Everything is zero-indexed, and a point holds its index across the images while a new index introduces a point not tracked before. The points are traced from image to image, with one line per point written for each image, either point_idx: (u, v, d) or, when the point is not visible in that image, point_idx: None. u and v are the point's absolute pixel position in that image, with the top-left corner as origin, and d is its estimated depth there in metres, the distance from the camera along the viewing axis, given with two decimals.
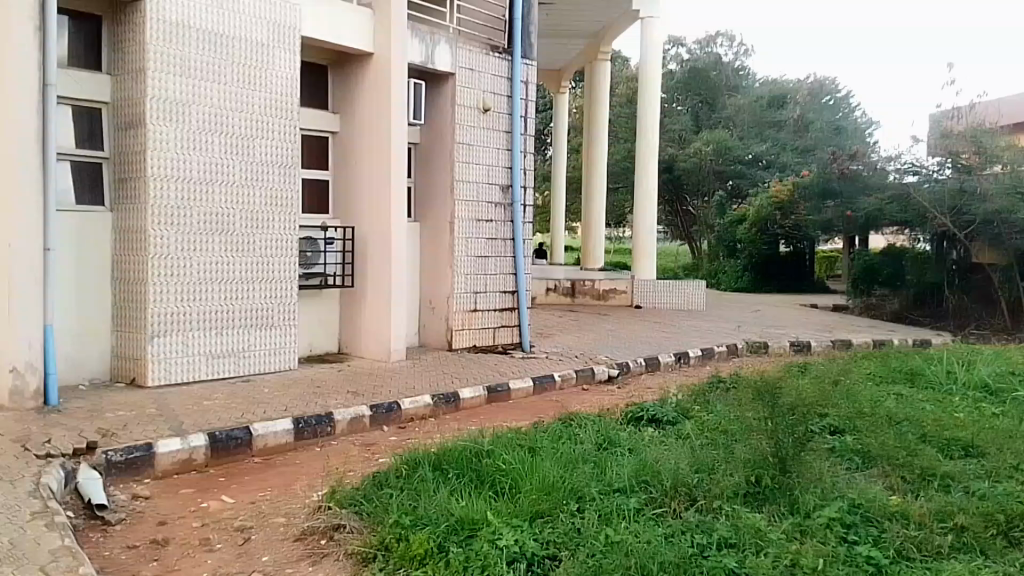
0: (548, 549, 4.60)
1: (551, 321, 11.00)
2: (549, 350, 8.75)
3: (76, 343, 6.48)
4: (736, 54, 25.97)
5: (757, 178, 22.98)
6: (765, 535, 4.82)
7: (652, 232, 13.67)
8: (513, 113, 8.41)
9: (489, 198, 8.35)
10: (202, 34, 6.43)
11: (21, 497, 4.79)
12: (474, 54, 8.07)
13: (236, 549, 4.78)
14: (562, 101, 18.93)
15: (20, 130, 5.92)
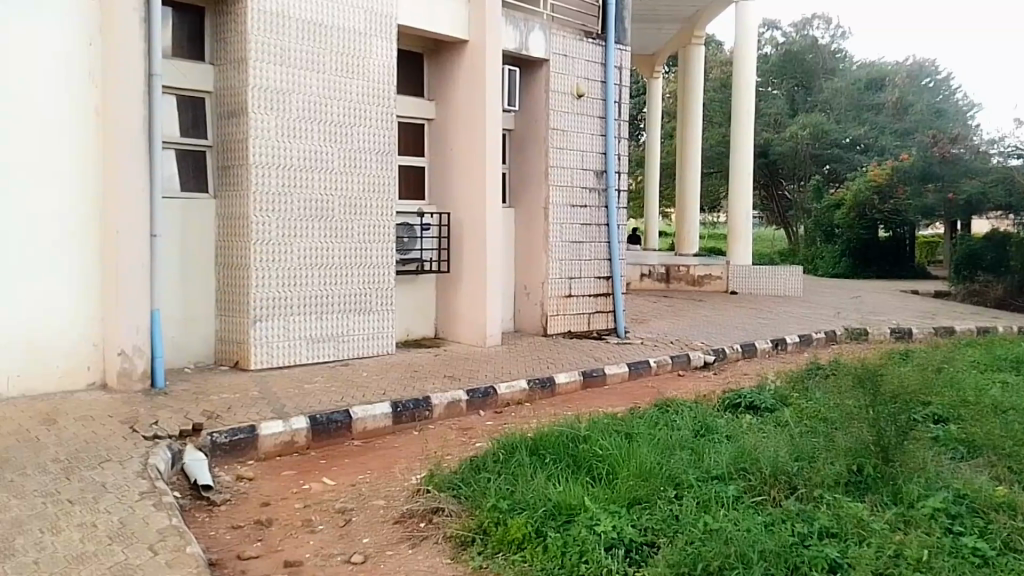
0: (646, 536, 4.49)
1: (647, 307, 10.99)
2: (643, 336, 8.72)
3: (182, 330, 6.52)
4: (833, 37, 26.24)
5: (855, 163, 22.95)
6: (866, 525, 4.57)
7: (748, 212, 13.79)
8: (607, 99, 8.42)
9: (584, 183, 8.34)
10: (301, 24, 6.51)
11: (130, 478, 4.92)
12: (568, 41, 8.10)
13: (338, 531, 4.86)
14: (654, 89, 18.96)
15: (128, 119, 5.98)
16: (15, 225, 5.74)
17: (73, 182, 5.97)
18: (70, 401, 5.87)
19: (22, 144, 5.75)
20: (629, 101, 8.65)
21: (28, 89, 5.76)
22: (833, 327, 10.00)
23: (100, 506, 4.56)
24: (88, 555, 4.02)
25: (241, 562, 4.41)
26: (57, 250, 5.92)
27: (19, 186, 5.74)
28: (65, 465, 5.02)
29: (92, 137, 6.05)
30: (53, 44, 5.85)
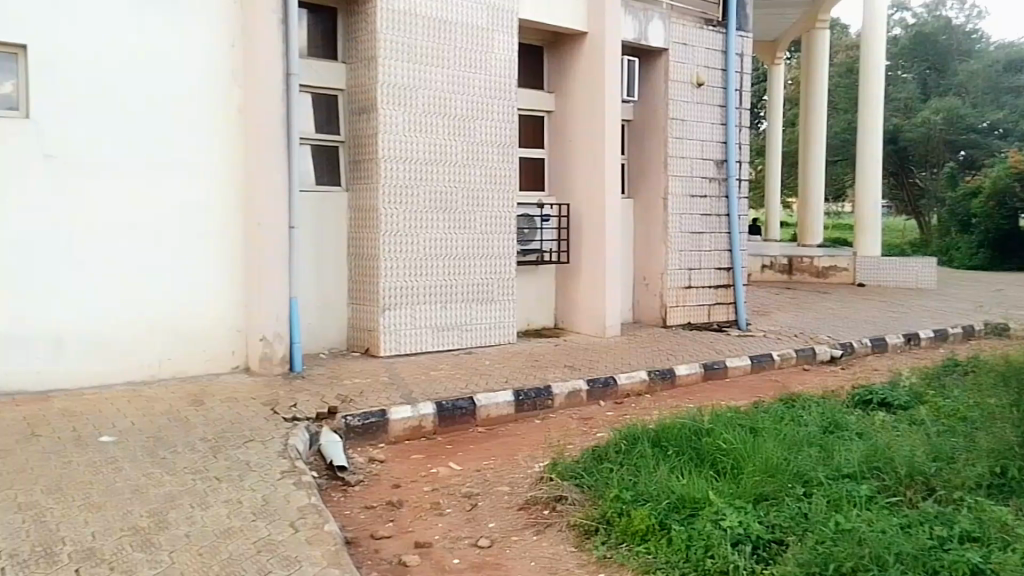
0: (774, 533, 4.26)
1: (769, 299, 10.79)
2: (765, 328, 8.55)
3: (318, 318, 6.78)
4: (968, 18, 25.36)
5: (994, 148, 21.76)
6: (1014, 530, 4.16)
7: (874, 207, 13.12)
8: (727, 87, 8.30)
9: (703, 173, 8.25)
10: (427, 21, 6.68)
11: (272, 458, 5.20)
12: (688, 29, 8.03)
13: (465, 515, 4.97)
14: (778, 74, 18.61)
15: (266, 115, 6.24)
16: (167, 218, 6.10)
17: (217, 177, 6.29)
18: (216, 384, 6.20)
19: (172, 142, 6.10)
20: (750, 88, 8.50)
21: (176, 90, 6.09)
22: (971, 321, 9.62)
23: (244, 484, 4.84)
24: (235, 529, 4.28)
25: (375, 542, 4.58)
26: (204, 240, 6.26)
27: (170, 180, 6.10)
28: (213, 444, 5.34)
29: (234, 133, 6.35)
30: (199, 46, 6.18)
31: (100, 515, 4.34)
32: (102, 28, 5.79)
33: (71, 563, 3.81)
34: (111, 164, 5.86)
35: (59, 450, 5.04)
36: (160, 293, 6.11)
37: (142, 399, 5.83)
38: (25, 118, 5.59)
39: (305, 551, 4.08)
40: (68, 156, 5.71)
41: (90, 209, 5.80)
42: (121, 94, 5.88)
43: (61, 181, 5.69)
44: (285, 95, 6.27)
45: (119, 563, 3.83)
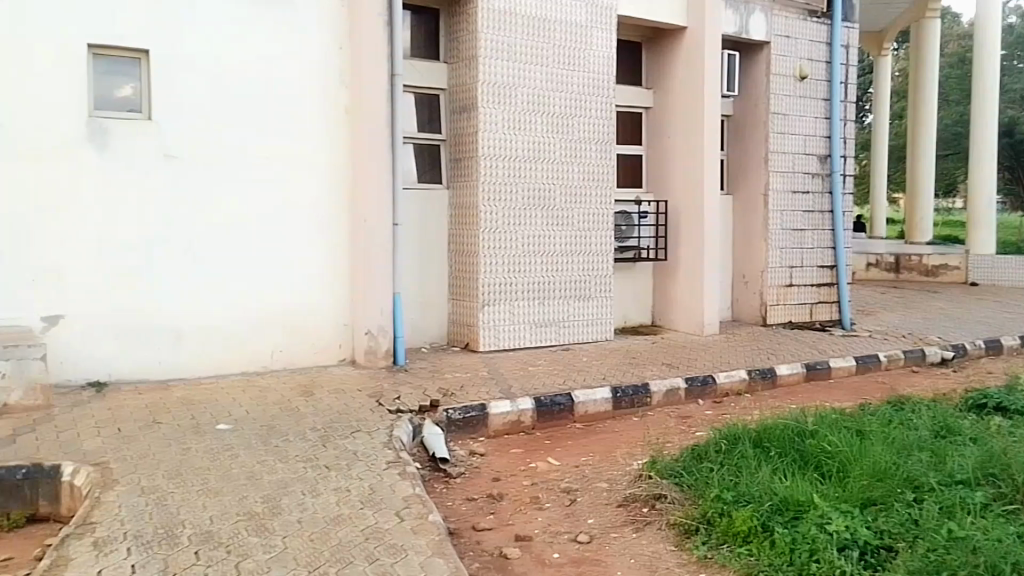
0: (883, 539, 4.11)
1: (879, 299, 10.50)
2: (870, 328, 8.43)
3: (421, 314, 6.94)
4: None
5: None
6: None
7: (989, 202, 12.62)
8: (831, 79, 8.27)
9: (806, 168, 8.25)
10: (528, 20, 6.73)
11: (378, 448, 5.35)
12: (791, 22, 8.05)
13: (564, 510, 5.01)
14: (884, 67, 17.99)
15: (373, 114, 6.38)
16: (279, 215, 6.32)
17: (325, 176, 6.49)
18: (325, 375, 6.42)
19: (284, 142, 6.31)
20: (856, 80, 8.45)
21: (288, 92, 6.30)
22: None
23: (353, 472, 5.00)
24: (343, 516, 4.43)
25: (477, 533, 4.66)
26: (313, 237, 6.47)
27: (282, 179, 6.32)
28: (322, 433, 5.53)
29: (341, 133, 6.53)
30: (310, 49, 6.37)
31: (217, 500, 4.56)
32: (221, 33, 6.05)
33: (192, 544, 4.04)
34: (228, 164, 6.12)
35: (179, 437, 5.31)
36: (272, 288, 6.34)
37: (255, 389, 6.07)
38: (149, 121, 5.87)
39: (410, 540, 4.19)
40: (190, 157, 5.99)
41: (209, 207, 6.07)
42: (238, 97, 6.13)
43: (184, 182, 5.98)
44: (390, 95, 6.40)
45: (235, 547, 4.04)
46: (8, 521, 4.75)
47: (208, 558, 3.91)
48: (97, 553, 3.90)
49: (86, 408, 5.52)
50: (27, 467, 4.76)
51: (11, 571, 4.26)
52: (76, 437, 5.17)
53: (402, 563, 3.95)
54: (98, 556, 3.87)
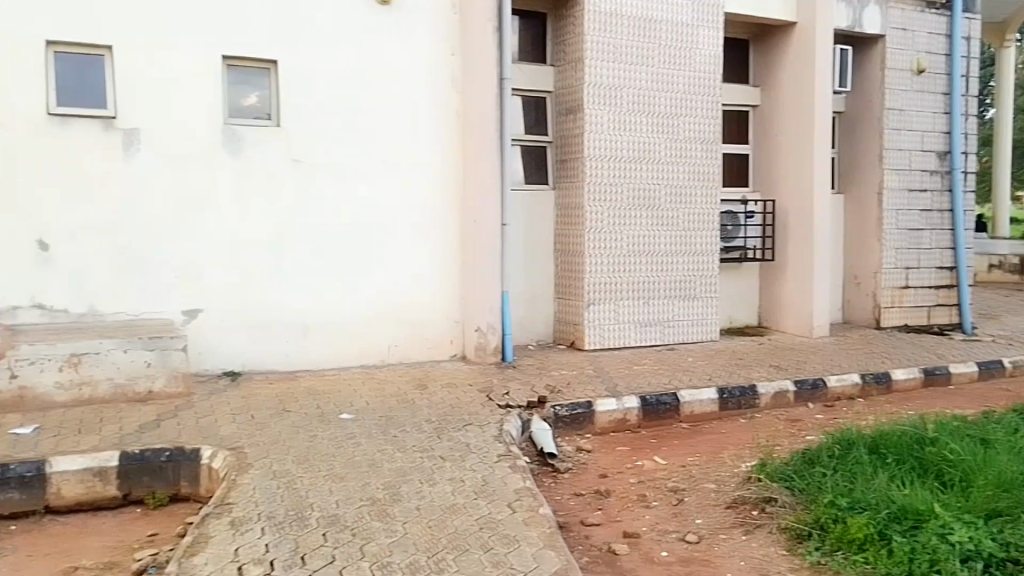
0: (1011, 550, 3.88)
1: (1005, 304, 10.04)
2: (995, 333, 8.35)
3: (528, 311, 7.10)
4: None
5: None
6: None
7: None
8: (951, 73, 8.25)
9: (923, 165, 8.27)
10: (634, 21, 6.76)
11: (489, 441, 5.50)
12: (908, 14, 8.05)
13: (671, 509, 4.98)
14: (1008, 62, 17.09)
15: (484, 116, 6.55)
16: (396, 215, 6.58)
17: (438, 177, 6.70)
18: (437, 369, 6.64)
19: (401, 145, 6.57)
20: (977, 73, 8.41)
21: (403, 97, 6.55)
22: None
23: (467, 464, 5.16)
24: (458, 506, 4.58)
25: (585, 528, 4.72)
26: (427, 236, 6.70)
27: (399, 181, 6.57)
28: (437, 425, 5.72)
29: (453, 135, 6.73)
30: (425, 55, 6.60)
31: (341, 485, 4.81)
32: (342, 42, 6.35)
33: (320, 526, 4.28)
34: (349, 167, 6.42)
35: (306, 425, 5.61)
36: (389, 285, 6.61)
37: (374, 381, 6.36)
38: (278, 128, 6.23)
39: (523, 532, 4.29)
40: (315, 161, 6.32)
41: (332, 208, 6.39)
42: (358, 103, 6.42)
43: (309, 184, 6.31)
44: (500, 97, 6.56)
45: (360, 530, 4.24)
46: (153, 500, 5.11)
47: (335, 540, 4.14)
48: (234, 531, 4.19)
49: (221, 396, 5.91)
50: (171, 450, 5.15)
51: (157, 545, 4.62)
52: (215, 422, 5.56)
53: (515, 553, 4.06)
54: (235, 535, 4.15)
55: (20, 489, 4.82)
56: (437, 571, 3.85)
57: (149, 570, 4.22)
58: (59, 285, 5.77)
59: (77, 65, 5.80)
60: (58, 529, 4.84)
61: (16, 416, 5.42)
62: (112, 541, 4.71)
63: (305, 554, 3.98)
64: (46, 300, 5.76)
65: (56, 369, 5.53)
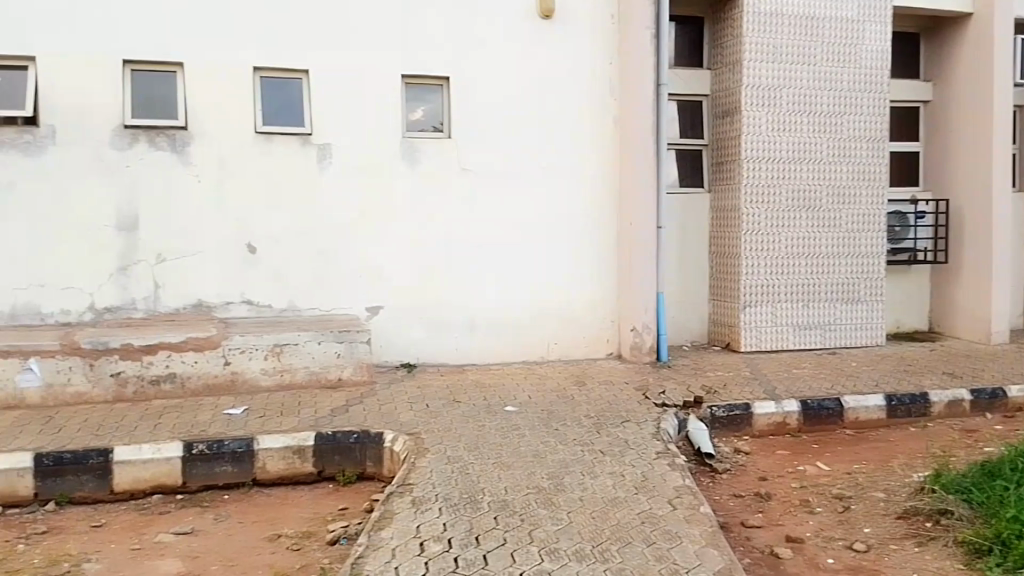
0: None
1: None
2: None
3: (682, 312, 7.23)
4: None
5: None
6: None
7: None
8: None
9: None
10: (795, 19, 6.70)
11: (647, 438, 5.64)
12: None
13: (838, 516, 4.83)
14: None
15: (641, 122, 6.69)
16: (555, 219, 6.90)
17: (596, 182, 6.96)
18: (595, 367, 6.89)
19: (560, 152, 6.88)
20: None
21: (564, 105, 6.86)
22: None
23: (626, 459, 5.33)
24: (620, 500, 4.76)
25: (746, 529, 4.68)
26: (585, 239, 6.97)
27: (558, 186, 6.89)
28: (596, 421, 5.94)
29: (610, 141, 6.97)
30: (583, 64, 6.87)
31: (509, 473, 5.14)
32: (505, 57, 6.74)
33: (492, 510, 4.61)
34: (513, 174, 6.81)
35: (475, 415, 6.01)
36: (549, 285, 6.94)
37: (535, 376, 6.69)
38: (449, 139, 6.72)
39: (684, 528, 4.38)
40: (480, 168, 6.76)
41: (496, 213, 6.80)
42: (519, 113, 6.79)
43: (475, 190, 6.76)
44: (656, 102, 6.69)
45: (529, 517, 4.53)
46: (343, 477, 5.67)
47: (505, 524, 4.44)
48: (415, 509, 4.59)
49: (399, 385, 6.48)
50: (358, 433, 5.70)
51: (347, 518, 5.14)
52: (394, 409, 6.09)
53: (677, 548, 4.16)
54: (416, 513, 4.55)
55: (233, 462, 5.51)
56: (602, 561, 4.02)
57: (341, 541, 4.74)
58: (263, 284, 6.54)
59: (277, 89, 6.56)
60: (264, 500, 5.48)
61: (229, 398, 6.21)
62: (309, 513, 5.28)
63: (478, 535, 4.30)
64: (252, 297, 6.54)
65: (261, 358, 6.27)
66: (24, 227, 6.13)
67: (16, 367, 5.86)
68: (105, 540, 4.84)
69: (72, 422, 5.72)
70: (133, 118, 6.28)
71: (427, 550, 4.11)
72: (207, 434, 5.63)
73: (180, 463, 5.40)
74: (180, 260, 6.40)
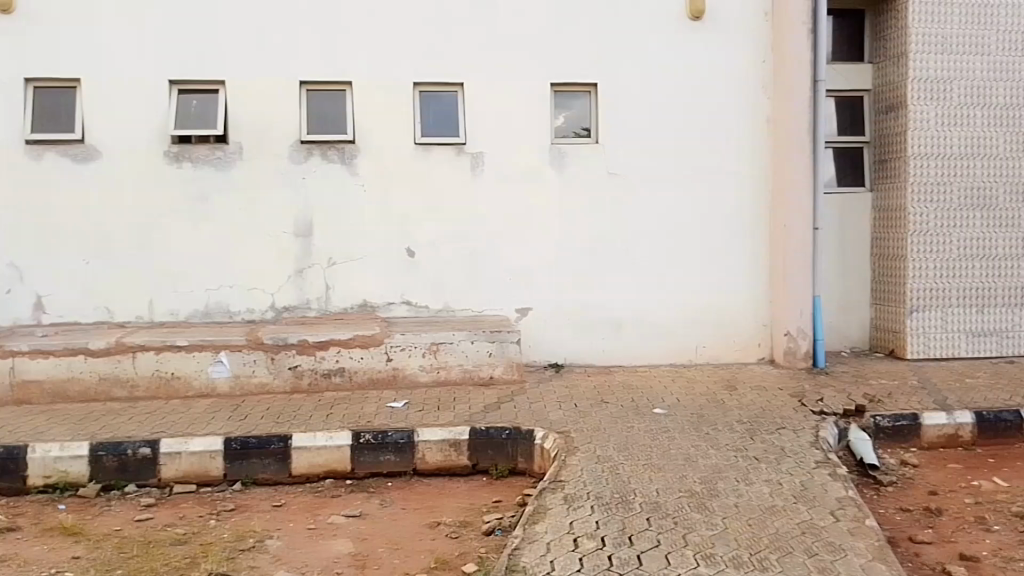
0: None
1: None
2: None
3: (841, 317, 7.00)
4: None
5: None
6: None
7: None
8: None
9: None
10: (966, 8, 6.44)
11: (805, 446, 5.46)
12: None
13: (1020, 536, 4.49)
14: None
15: (797, 121, 6.55)
16: (705, 220, 6.89)
17: (747, 182, 6.89)
18: (746, 371, 6.80)
19: (709, 153, 6.86)
20: None
21: (714, 106, 6.84)
22: None
23: (782, 467, 5.19)
24: (777, 508, 4.64)
25: (915, 545, 4.43)
26: (738, 242, 6.92)
27: (710, 188, 6.88)
28: (749, 427, 5.83)
29: (763, 140, 6.88)
30: (735, 63, 6.82)
31: (661, 475, 5.15)
32: (653, 60, 6.79)
33: (644, 511, 4.64)
34: (662, 177, 6.86)
35: (624, 416, 6.09)
36: (698, 287, 6.94)
37: (684, 379, 6.70)
38: (596, 144, 6.84)
39: (848, 541, 4.21)
40: (631, 172, 6.84)
41: (644, 216, 6.87)
42: (669, 116, 6.83)
43: (624, 194, 6.86)
44: (813, 99, 6.53)
45: (683, 520, 4.52)
46: (497, 471, 5.92)
47: (659, 526, 4.45)
48: (568, 506, 4.71)
49: (550, 384, 6.68)
50: (511, 429, 5.91)
51: (502, 511, 5.35)
52: (546, 408, 6.27)
53: (842, 561, 4.01)
54: (569, 509, 4.67)
55: (396, 452, 5.88)
56: (760, 569, 3.94)
57: (496, 533, 4.95)
58: (422, 286, 6.93)
59: (435, 102, 6.95)
60: (424, 489, 5.80)
61: (391, 392, 6.63)
62: (465, 504, 5.54)
63: (631, 535, 4.34)
64: (412, 297, 6.95)
65: (419, 355, 6.65)
66: (216, 235, 6.83)
67: (209, 359, 6.53)
68: (285, 519, 5.29)
69: (255, 410, 6.31)
70: (307, 134, 6.86)
71: (581, 546, 4.20)
72: (374, 425, 6.03)
73: (350, 450, 5.82)
74: (348, 263, 6.91)
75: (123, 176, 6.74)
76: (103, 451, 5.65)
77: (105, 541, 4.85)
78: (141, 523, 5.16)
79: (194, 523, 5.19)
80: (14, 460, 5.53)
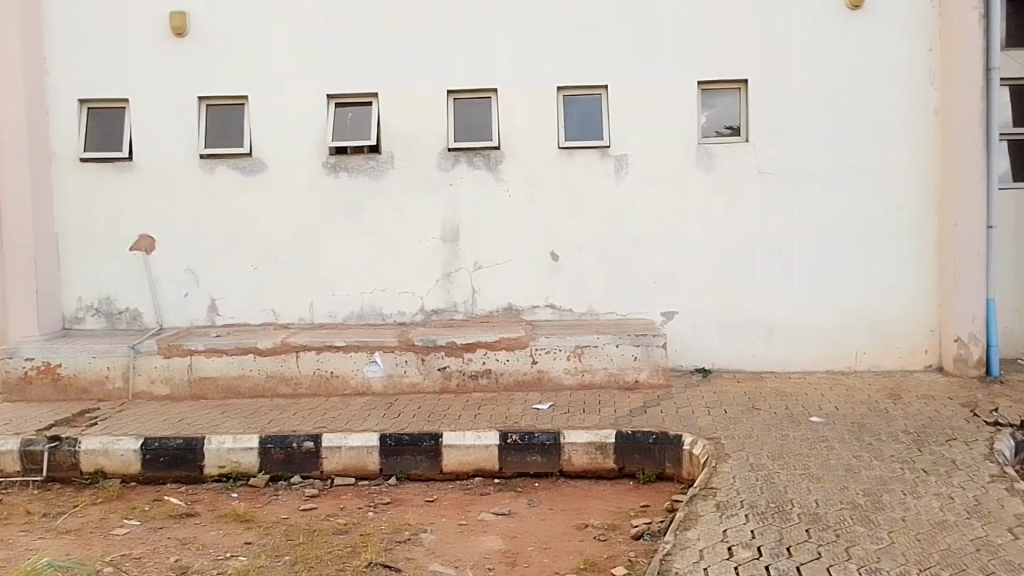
0: None
1: None
2: None
3: (1018, 321, 6.58)
4: None
5: None
6: None
7: None
8: None
9: None
10: None
11: (978, 459, 5.07)
12: None
13: None
14: None
15: (967, 114, 6.22)
16: (863, 220, 6.65)
17: (911, 179, 6.58)
18: (910, 380, 6.50)
19: (869, 151, 6.60)
20: None
21: (875, 100, 6.57)
22: None
23: (954, 481, 4.83)
24: (948, 523, 4.31)
25: None
26: (900, 242, 6.63)
27: (869, 186, 6.62)
28: (915, 437, 5.50)
29: (930, 134, 6.55)
30: (898, 55, 6.53)
31: (819, 486, 4.88)
32: (807, 54, 6.60)
33: (803, 522, 4.38)
34: (817, 176, 6.65)
35: (779, 423, 5.90)
36: (856, 289, 6.70)
37: (842, 387, 6.47)
38: (744, 142, 6.71)
39: None
40: (783, 171, 6.67)
41: (797, 217, 6.68)
42: (825, 112, 6.62)
43: (776, 194, 6.70)
44: (985, 89, 6.16)
45: (845, 532, 4.25)
46: (644, 476, 5.89)
47: (819, 538, 4.20)
48: (720, 513, 4.52)
49: (697, 389, 6.60)
50: (658, 434, 5.85)
51: (650, 515, 5.30)
52: (693, 413, 6.18)
53: None
54: (721, 517, 4.48)
55: (542, 453, 5.95)
56: None
57: (645, 537, 4.91)
58: (566, 289, 7.01)
59: (578, 105, 7.00)
60: (571, 490, 5.85)
61: (537, 393, 6.73)
62: (613, 507, 5.54)
63: (790, 546, 4.10)
64: (555, 301, 7.04)
65: (565, 358, 6.72)
66: (370, 241, 7.17)
67: (365, 359, 6.85)
68: (439, 514, 5.47)
69: (407, 409, 6.55)
70: (454, 141, 7.07)
71: (736, 555, 4.00)
72: (521, 426, 6.13)
73: (497, 450, 5.95)
74: (493, 267, 7.07)
75: (284, 186, 7.17)
76: (271, 444, 5.99)
77: (275, 529, 5.15)
78: (308, 513, 5.48)
79: (354, 514, 5.45)
80: (193, 451, 5.98)
